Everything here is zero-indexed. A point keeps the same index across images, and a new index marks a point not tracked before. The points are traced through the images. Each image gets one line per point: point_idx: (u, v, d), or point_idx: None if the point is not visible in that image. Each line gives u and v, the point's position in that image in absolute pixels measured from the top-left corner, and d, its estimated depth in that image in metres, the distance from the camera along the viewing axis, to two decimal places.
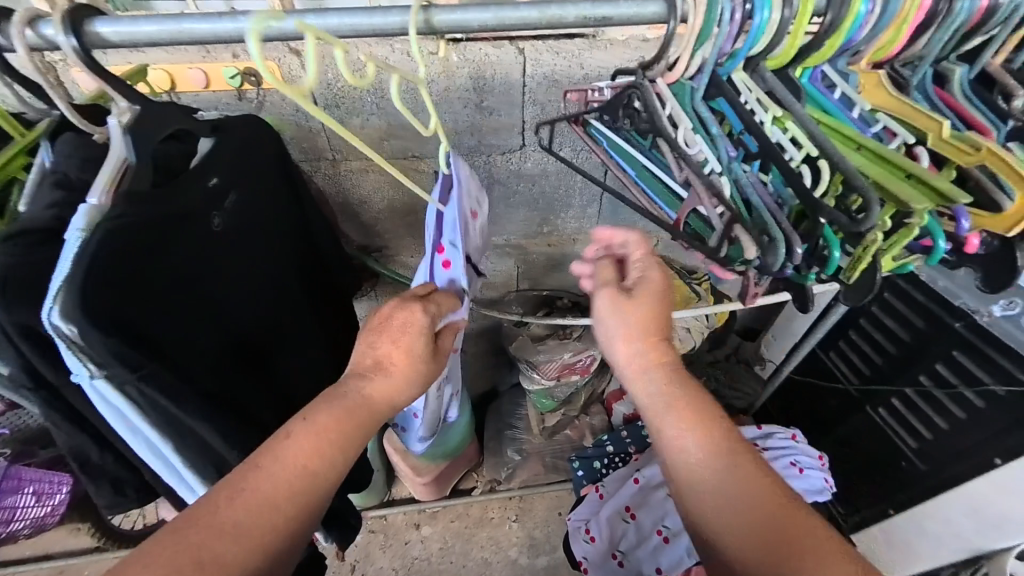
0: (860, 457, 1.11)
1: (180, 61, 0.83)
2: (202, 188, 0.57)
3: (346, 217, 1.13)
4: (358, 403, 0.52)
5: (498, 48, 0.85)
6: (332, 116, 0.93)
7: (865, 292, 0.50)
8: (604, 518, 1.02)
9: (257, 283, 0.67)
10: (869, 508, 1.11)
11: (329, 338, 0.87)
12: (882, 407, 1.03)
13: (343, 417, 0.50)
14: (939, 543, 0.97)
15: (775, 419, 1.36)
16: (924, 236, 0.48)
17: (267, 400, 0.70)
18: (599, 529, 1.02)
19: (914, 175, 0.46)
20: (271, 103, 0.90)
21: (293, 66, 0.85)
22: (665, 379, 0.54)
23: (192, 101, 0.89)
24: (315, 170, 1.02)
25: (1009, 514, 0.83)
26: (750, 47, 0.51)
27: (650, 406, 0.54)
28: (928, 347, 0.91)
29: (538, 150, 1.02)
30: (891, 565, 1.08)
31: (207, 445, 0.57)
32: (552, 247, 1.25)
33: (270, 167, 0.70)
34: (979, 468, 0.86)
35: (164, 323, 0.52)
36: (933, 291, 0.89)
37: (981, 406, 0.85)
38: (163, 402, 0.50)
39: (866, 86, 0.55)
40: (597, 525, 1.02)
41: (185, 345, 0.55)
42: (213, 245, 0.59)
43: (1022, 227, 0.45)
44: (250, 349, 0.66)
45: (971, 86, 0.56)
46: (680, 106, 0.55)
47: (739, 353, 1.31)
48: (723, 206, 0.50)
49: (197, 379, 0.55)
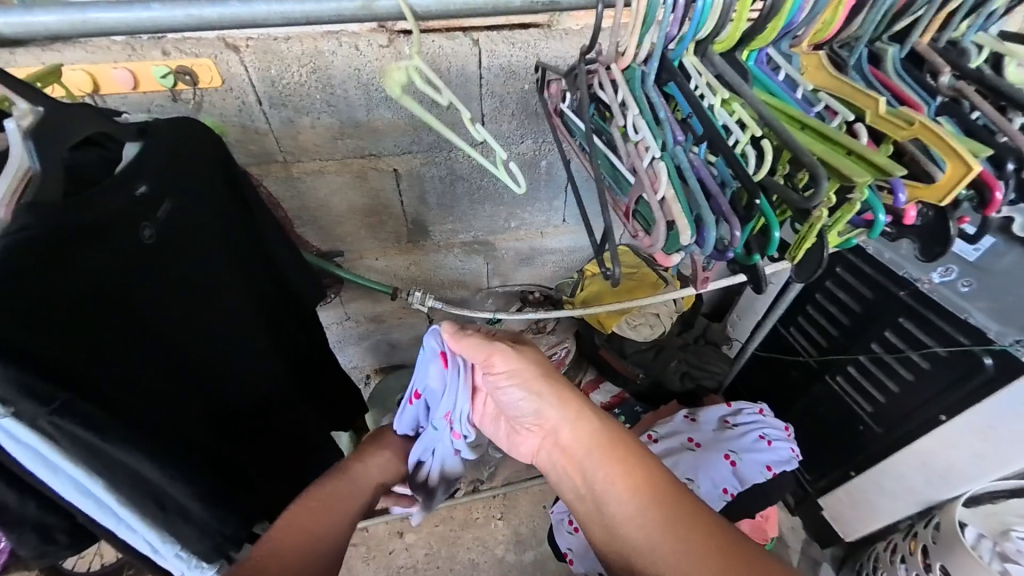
0: (823, 424, 1.17)
1: (103, 62, 0.75)
2: (127, 197, 0.52)
3: (303, 222, 1.08)
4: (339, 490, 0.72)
5: (451, 40, 0.82)
6: (279, 115, 0.88)
7: (812, 267, 0.51)
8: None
9: (198, 299, 0.62)
10: (832, 471, 1.17)
11: (291, 351, 0.82)
12: (840, 375, 1.09)
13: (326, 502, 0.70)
14: (897, 498, 1.03)
15: (744, 396, 1.41)
16: (866, 210, 0.49)
17: (207, 422, 0.64)
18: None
19: (853, 152, 0.48)
20: (210, 103, 0.84)
21: (232, 63, 0.79)
22: (590, 429, 0.65)
23: (120, 105, 0.82)
24: (266, 174, 0.97)
25: (955, 464, 0.90)
26: (697, 31, 0.53)
27: (582, 454, 0.65)
28: (878, 315, 0.97)
29: (500, 144, 1.00)
30: (855, 522, 1.15)
31: (143, 478, 0.52)
32: (521, 242, 1.24)
33: (210, 169, 0.64)
34: (928, 425, 0.93)
35: (84, 346, 0.48)
36: (880, 264, 0.94)
37: (927, 366, 0.90)
38: (88, 436, 0.46)
39: (808, 67, 0.57)
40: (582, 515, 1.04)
41: (113, 368, 0.51)
42: (143, 259, 0.55)
43: (952, 197, 0.47)
44: (194, 370, 0.62)
45: (903, 65, 0.59)
46: (632, 91, 0.54)
47: (707, 333, 1.32)
48: (664, 191, 0.49)
49: (124, 407, 0.51)
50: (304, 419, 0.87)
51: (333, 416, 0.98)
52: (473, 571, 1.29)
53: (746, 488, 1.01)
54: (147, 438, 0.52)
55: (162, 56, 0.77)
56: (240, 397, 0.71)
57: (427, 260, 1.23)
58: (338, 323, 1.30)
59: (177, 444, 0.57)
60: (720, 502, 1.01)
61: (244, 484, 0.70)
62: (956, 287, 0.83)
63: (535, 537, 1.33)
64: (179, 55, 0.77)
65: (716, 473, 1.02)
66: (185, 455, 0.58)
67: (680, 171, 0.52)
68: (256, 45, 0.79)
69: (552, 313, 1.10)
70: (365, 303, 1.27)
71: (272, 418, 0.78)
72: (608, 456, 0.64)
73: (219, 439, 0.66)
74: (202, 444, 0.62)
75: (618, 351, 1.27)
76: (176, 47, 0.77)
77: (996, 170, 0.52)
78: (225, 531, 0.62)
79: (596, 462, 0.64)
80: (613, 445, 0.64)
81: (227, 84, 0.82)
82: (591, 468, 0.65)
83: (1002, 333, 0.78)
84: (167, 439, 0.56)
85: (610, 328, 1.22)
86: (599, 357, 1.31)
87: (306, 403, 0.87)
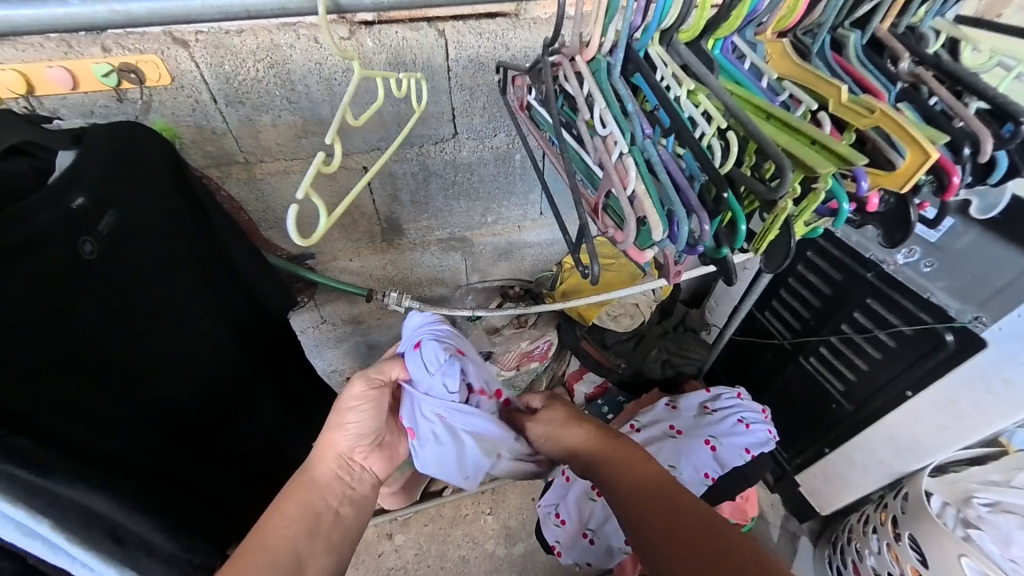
0: (798, 404, 1.20)
1: (36, 60, 0.69)
2: (62, 211, 0.49)
3: (271, 224, 1.03)
4: (305, 483, 0.67)
5: (416, 31, 0.79)
6: (237, 113, 0.83)
7: (780, 258, 0.51)
8: (571, 499, 1.04)
9: (153, 315, 0.59)
10: (808, 449, 1.21)
11: (259, 361, 0.79)
12: (812, 356, 1.12)
13: (296, 499, 0.65)
14: (867, 471, 1.08)
15: (723, 379, 1.44)
16: (830, 199, 0.50)
17: (166, 444, 0.61)
18: (568, 514, 1.04)
19: (817, 141, 0.47)
20: (160, 102, 0.78)
21: (181, 59, 0.74)
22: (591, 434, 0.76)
23: (58, 107, 0.76)
24: (226, 176, 0.92)
25: (920, 437, 0.94)
26: (660, 20, 0.52)
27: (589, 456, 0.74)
28: (847, 297, 0.99)
29: (471, 138, 0.98)
30: (829, 496, 1.20)
31: (95, 514, 0.49)
32: (499, 236, 1.22)
33: (161, 177, 0.60)
34: (895, 401, 0.96)
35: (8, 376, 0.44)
36: (846, 246, 0.96)
37: (893, 345, 0.93)
38: (27, 474, 0.43)
39: (772, 55, 0.56)
40: (566, 509, 1.05)
41: (48, 395, 0.48)
42: (85, 276, 0.52)
43: (912, 183, 0.47)
44: (150, 390, 0.59)
45: (864, 51, 0.59)
46: (598, 84, 0.53)
47: (687, 319, 1.34)
48: (634, 185, 0.49)
49: (65, 437, 0.48)
50: (277, 430, 0.84)
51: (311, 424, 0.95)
52: (464, 567, 1.30)
53: (725, 472, 1.04)
54: (96, 469, 0.49)
55: (102, 53, 0.71)
56: (204, 414, 0.67)
57: (403, 259, 1.20)
58: (314, 326, 1.26)
59: (130, 472, 0.54)
60: (702, 486, 1.03)
61: (212, 505, 0.67)
62: (918, 267, 0.86)
63: (524, 529, 1.34)
64: (121, 51, 0.71)
65: (696, 458, 1.05)
66: (139, 483, 0.55)
67: (650, 165, 0.51)
68: (207, 39, 0.74)
69: (532, 308, 1.09)
70: (342, 304, 1.24)
71: (241, 432, 0.75)
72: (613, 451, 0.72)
73: (180, 460, 0.63)
74: (160, 469, 0.59)
75: (599, 342, 1.27)
76: (116, 42, 0.71)
77: (953, 155, 0.52)
78: (193, 559, 0.60)
79: (605, 462, 0.72)
80: (617, 446, 0.73)
81: (177, 82, 0.77)
82: (602, 471, 0.71)
83: (962, 311, 0.81)
84: (120, 471, 0.53)
85: (591, 319, 1.24)
86: (582, 349, 1.30)
87: (280, 413, 0.84)
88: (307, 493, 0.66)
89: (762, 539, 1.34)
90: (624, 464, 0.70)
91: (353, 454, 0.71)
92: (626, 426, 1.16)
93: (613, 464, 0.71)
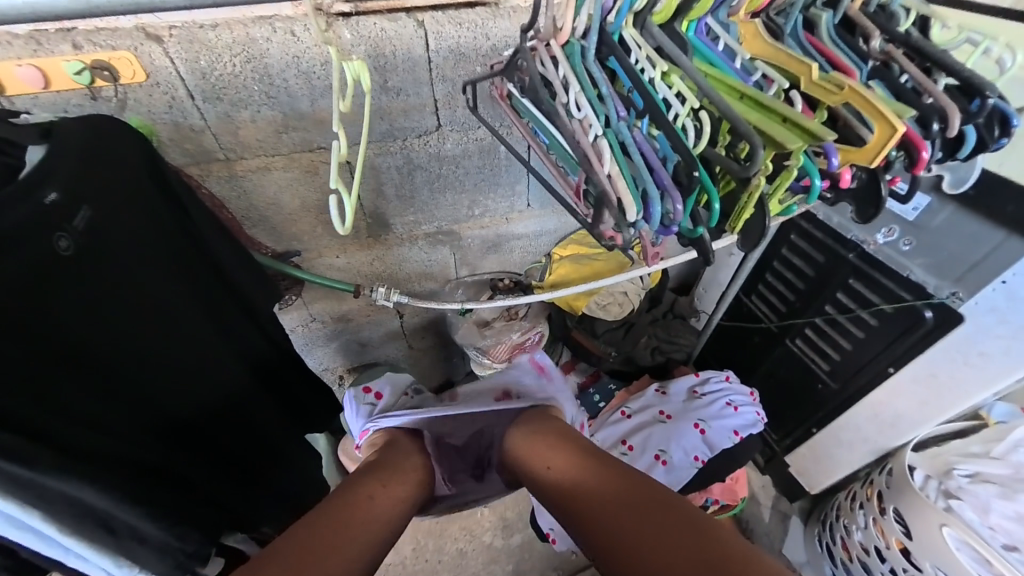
0: (786, 386, 1.22)
1: (3, 59, 0.67)
2: (33, 205, 0.48)
3: (254, 222, 1.02)
4: (366, 480, 0.70)
5: (394, 22, 0.78)
6: (215, 110, 0.82)
7: (756, 236, 0.52)
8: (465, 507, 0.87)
9: (134, 314, 0.59)
10: (796, 429, 1.23)
11: (245, 360, 0.78)
12: (798, 338, 1.13)
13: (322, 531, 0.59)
14: (853, 448, 1.10)
15: (711, 364, 1.45)
16: (803, 176, 0.51)
17: (147, 440, 0.61)
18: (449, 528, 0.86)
19: (788, 119, 0.48)
20: (135, 100, 0.77)
21: (156, 55, 0.73)
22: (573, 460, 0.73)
23: (30, 106, 0.74)
24: (206, 174, 0.91)
25: (901, 411, 0.97)
26: (633, 2, 0.52)
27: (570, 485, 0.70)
28: (830, 278, 1.00)
29: (455, 130, 0.98)
30: (818, 474, 1.22)
31: (86, 504, 0.49)
32: (485, 229, 1.22)
33: (136, 171, 0.60)
34: (879, 378, 0.98)
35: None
36: (829, 228, 0.98)
37: (875, 323, 0.95)
38: (14, 467, 0.43)
39: (745, 36, 0.57)
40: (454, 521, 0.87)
41: (22, 392, 0.47)
42: (60, 274, 0.51)
43: (879, 159, 0.48)
44: (133, 389, 0.59)
45: (836, 31, 0.60)
46: (572, 68, 0.53)
47: (675, 307, 1.34)
48: (610, 167, 0.49)
49: (44, 433, 0.48)
50: (264, 427, 0.83)
51: (301, 422, 0.95)
52: (462, 560, 1.30)
53: (715, 454, 1.05)
54: (80, 465, 0.49)
55: (73, 50, 0.69)
56: (184, 410, 0.67)
57: (391, 255, 1.20)
58: (303, 325, 1.26)
59: (111, 468, 0.54)
60: (693, 469, 1.05)
61: (199, 501, 0.67)
62: (897, 246, 0.87)
63: (521, 520, 1.35)
64: (93, 48, 0.70)
65: (686, 442, 1.06)
66: (122, 479, 0.54)
67: (624, 148, 0.51)
68: (181, 34, 0.72)
69: (520, 300, 1.09)
70: (330, 302, 1.23)
71: (227, 427, 0.75)
72: (544, 444, 0.75)
73: (163, 454, 0.63)
74: (145, 464, 0.60)
75: (589, 332, 1.28)
76: (88, 39, 0.69)
77: (922, 131, 0.53)
78: (186, 548, 0.61)
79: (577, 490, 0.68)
80: (543, 425, 0.79)
81: (152, 79, 0.75)
82: (589, 519, 0.64)
83: (939, 287, 0.82)
84: (105, 466, 0.53)
85: (580, 309, 1.24)
86: (572, 339, 1.31)
87: (269, 409, 0.84)
88: (351, 529, 0.62)
89: (754, 520, 1.37)
90: (569, 457, 0.73)
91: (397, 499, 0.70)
92: (616, 414, 1.16)
93: (554, 464, 0.72)
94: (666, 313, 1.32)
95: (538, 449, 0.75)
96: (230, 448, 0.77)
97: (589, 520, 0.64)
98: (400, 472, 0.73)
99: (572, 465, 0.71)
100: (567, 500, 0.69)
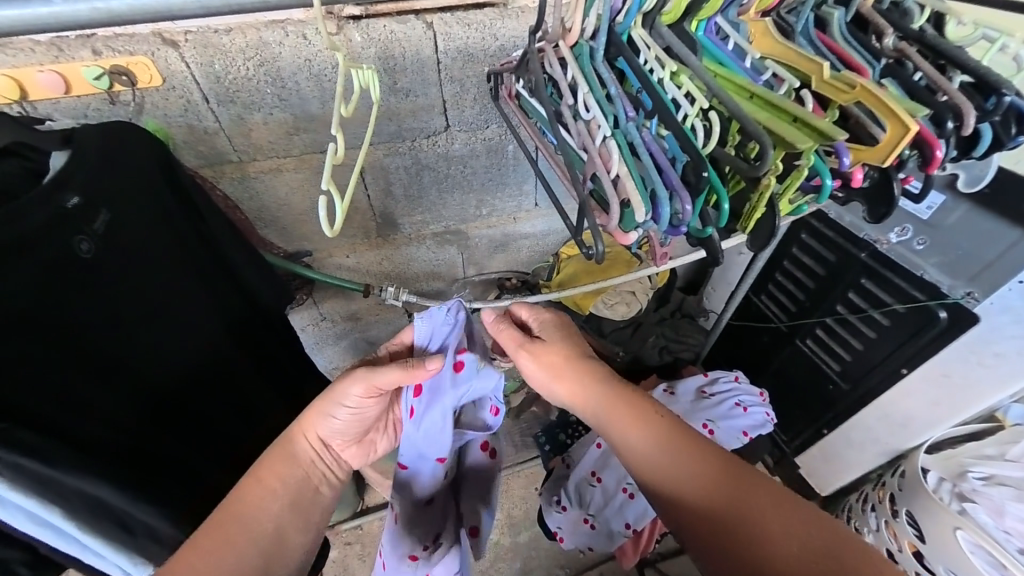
0: (794, 386, 1.21)
1: (25, 65, 0.69)
2: (55, 210, 0.50)
3: (266, 223, 1.04)
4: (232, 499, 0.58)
5: (403, 24, 0.79)
6: (229, 112, 0.83)
7: (765, 237, 0.51)
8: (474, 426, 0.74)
9: (153, 314, 0.61)
10: (806, 430, 1.22)
11: (257, 357, 0.80)
12: (809, 338, 1.12)
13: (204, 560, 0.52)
14: (864, 449, 1.09)
15: (720, 363, 1.44)
16: (813, 175, 0.51)
17: (166, 436, 0.63)
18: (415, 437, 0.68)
19: (797, 118, 0.48)
20: (152, 104, 0.79)
21: (171, 59, 0.74)
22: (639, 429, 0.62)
23: (51, 111, 0.76)
24: (220, 176, 0.92)
25: (914, 413, 0.96)
26: (642, 2, 0.52)
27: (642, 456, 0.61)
28: (841, 278, 0.99)
29: (462, 130, 0.98)
30: (829, 475, 1.21)
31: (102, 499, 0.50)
32: (493, 228, 1.22)
33: (154, 174, 0.62)
34: (890, 378, 0.97)
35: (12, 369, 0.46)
36: (840, 227, 0.97)
37: (887, 324, 0.94)
38: (31, 464, 0.45)
39: (755, 35, 0.56)
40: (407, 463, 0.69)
41: (44, 391, 0.49)
42: (79, 273, 0.53)
43: (892, 157, 0.48)
44: (151, 387, 0.61)
45: (848, 28, 0.59)
46: (581, 68, 0.54)
47: (684, 306, 1.35)
48: (618, 168, 0.49)
49: (64, 429, 0.49)
50: (278, 424, 0.85)
51: None
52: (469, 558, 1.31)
53: None
54: (98, 459, 0.51)
55: (92, 56, 0.71)
56: (199, 408, 0.68)
57: (399, 254, 1.21)
58: (313, 324, 1.28)
59: (128, 463, 0.55)
60: None
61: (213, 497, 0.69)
62: (910, 244, 0.86)
63: (527, 518, 1.36)
64: (111, 53, 0.72)
65: None
66: (137, 474, 0.55)
67: (633, 148, 0.51)
68: (195, 38, 0.74)
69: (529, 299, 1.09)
70: (339, 302, 1.25)
71: (243, 425, 0.78)
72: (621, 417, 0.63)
73: (183, 451, 0.65)
74: (165, 459, 0.62)
75: (597, 331, 1.28)
76: (106, 44, 0.71)
77: (936, 129, 0.52)
78: None
79: (661, 472, 0.59)
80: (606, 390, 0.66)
81: (167, 83, 0.77)
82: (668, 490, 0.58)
83: (953, 287, 0.81)
84: (122, 462, 0.55)
85: (587, 308, 1.24)
86: (578, 339, 1.31)
87: (280, 407, 0.86)
88: (251, 516, 0.58)
89: None
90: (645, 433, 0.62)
91: (334, 440, 0.69)
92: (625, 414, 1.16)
93: (634, 429, 0.62)
94: (673, 312, 1.33)
95: (620, 409, 0.64)
96: (244, 445, 0.78)
97: (670, 489, 0.58)
98: (320, 399, 0.66)
99: (659, 448, 0.60)
100: (642, 471, 0.61)
